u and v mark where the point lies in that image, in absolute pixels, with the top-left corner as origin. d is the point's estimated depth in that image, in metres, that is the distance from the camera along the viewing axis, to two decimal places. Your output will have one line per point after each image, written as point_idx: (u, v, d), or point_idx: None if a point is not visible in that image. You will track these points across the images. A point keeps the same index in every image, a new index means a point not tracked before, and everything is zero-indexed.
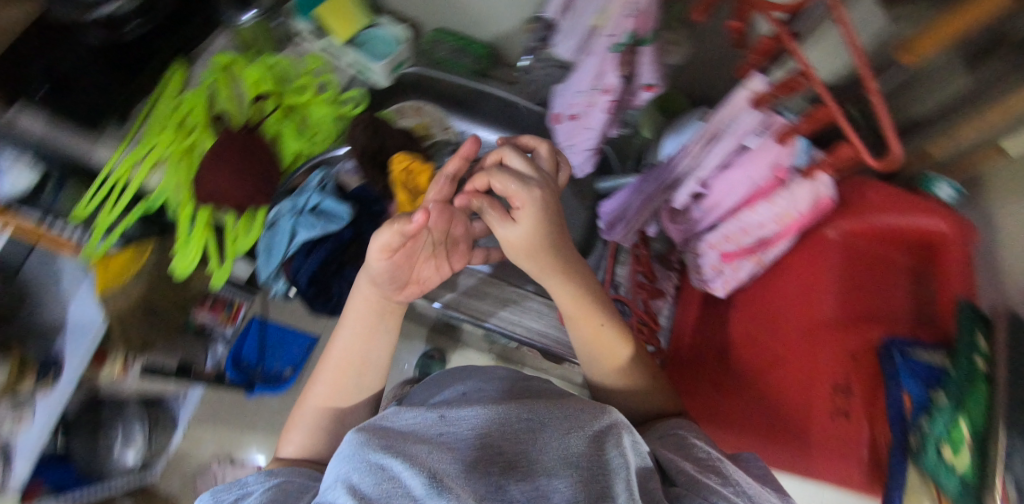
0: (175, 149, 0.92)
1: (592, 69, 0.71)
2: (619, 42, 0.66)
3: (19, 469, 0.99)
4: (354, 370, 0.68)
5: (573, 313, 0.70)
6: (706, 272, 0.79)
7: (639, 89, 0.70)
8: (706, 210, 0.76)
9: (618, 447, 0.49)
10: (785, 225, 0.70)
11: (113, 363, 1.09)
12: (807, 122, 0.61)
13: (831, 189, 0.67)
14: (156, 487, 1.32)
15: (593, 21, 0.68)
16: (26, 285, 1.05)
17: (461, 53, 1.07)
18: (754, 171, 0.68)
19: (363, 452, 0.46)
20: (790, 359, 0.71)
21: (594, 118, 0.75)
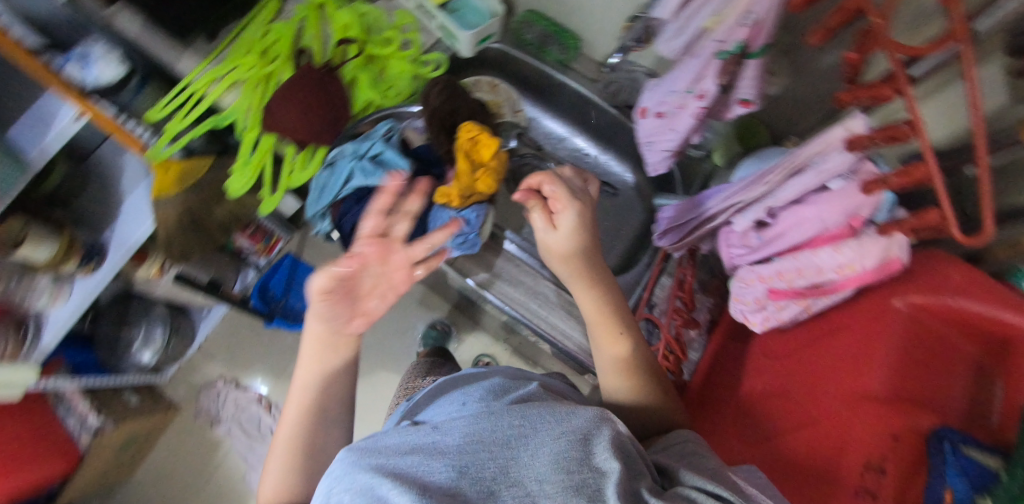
0: (255, 75, 0.93)
1: (692, 71, 0.68)
2: (726, 51, 0.63)
3: (46, 340, 1.04)
4: (310, 408, 0.65)
5: (595, 320, 0.72)
6: (747, 305, 0.75)
7: (735, 103, 0.69)
8: (766, 241, 0.74)
9: (605, 446, 0.49)
10: (846, 278, 0.67)
11: (151, 264, 1.15)
12: (898, 176, 0.59)
13: (904, 252, 0.65)
14: (163, 390, 1.37)
15: (705, 23, 0.65)
16: (91, 170, 1.11)
17: (548, 39, 1.02)
18: (828, 214, 0.67)
19: (355, 473, 0.49)
20: (824, 423, 0.65)
21: (682, 122, 0.73)
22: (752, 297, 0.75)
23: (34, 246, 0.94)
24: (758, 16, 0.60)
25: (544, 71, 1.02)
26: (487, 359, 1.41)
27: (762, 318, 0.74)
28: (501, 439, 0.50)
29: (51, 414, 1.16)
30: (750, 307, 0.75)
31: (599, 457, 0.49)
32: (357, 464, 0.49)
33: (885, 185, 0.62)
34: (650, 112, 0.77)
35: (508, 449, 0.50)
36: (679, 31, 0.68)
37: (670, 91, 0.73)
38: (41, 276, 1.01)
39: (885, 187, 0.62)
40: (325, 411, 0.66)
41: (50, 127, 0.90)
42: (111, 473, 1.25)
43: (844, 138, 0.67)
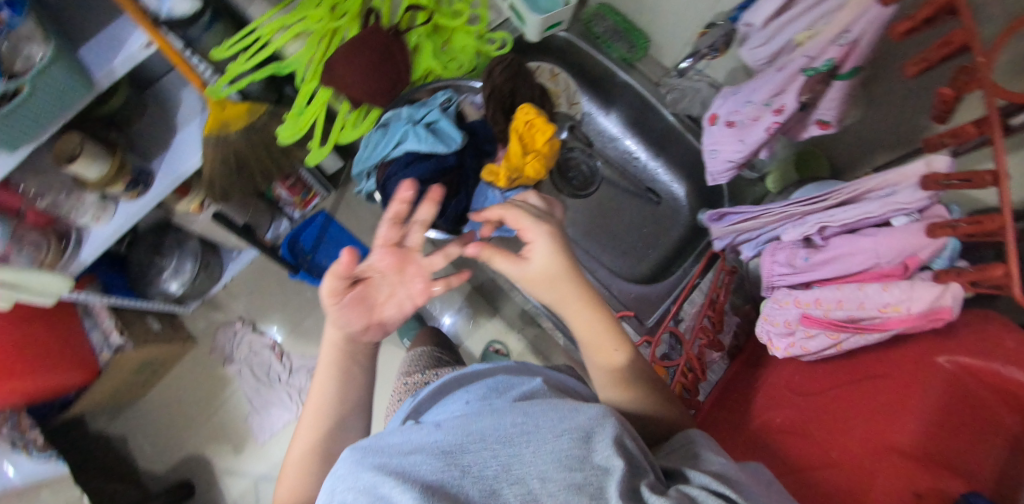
0: (322, 27, 0.93)
1: (774, 84, 0.67)
2: (814, 68, 0.62)
3: (84, 254, 1.07)
4: (326, 411, 0.63)
5: (587, 340, 0.64)
6: (775, 327, 0.73)
7: (813, 123, 0.71)
8: (812, 265, 0.71)
9: (607, 442, 0.48)
10: (887, 318, 0.65)
11: (191, 200, 1.18)
12: (969, 224, 0.57)
13: (956, 304, 0.62)
14: (183, 322, 1.40)
15: (796, 36, 0.64)
16: (152, 98, 1.14)
17: (616, 35, 1.00)
18: (883, 249, 0.66)
19: (358, 472, 0.48)
20: (843, 470, 0.64)
21: (754, 134, 0.72)
22: (783, 320, 0.72)
23: (87, 163, 0.97)
24: (854, 35, 0.59)
25: (608, 67, 0.99)
26: (499, 346, 1.40)
27: (788, 344, 0.73)
28: (501, 438, 0.49)
29: (78, 326, 1.19)
30: (780, 328, 0.73)
31: (601, 455, 0.47)
32: (362, 463, 0.49)
33: (951, 231, 0.60)
34: (721, 119, 0.76)
35: (509, 448, 0.48)
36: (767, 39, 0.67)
37: (746, 102, 0.71)
38: (88, 192, 1.04)
39: (953, 233, 0.60)
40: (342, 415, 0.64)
41: (117, 51, 0.92)
42: (124, 392, 1.29)
43: (921, 174, 0.65)
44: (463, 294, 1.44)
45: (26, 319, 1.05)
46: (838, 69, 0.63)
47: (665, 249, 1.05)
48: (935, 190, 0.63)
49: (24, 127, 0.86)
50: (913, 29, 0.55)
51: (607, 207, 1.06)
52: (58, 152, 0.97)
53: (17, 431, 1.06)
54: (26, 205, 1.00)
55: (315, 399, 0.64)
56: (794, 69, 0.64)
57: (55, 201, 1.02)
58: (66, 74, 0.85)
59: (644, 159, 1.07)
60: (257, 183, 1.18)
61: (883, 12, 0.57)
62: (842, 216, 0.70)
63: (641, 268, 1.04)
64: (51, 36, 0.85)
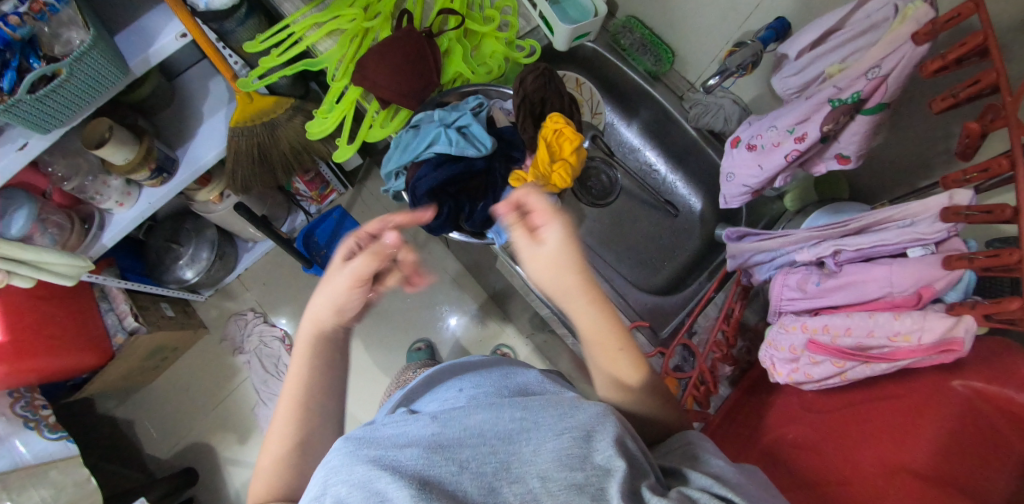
0: (354, 26, 0.95)
1: (801, 112, 0.70)
2: (841, 99, 0.65)
3: (106, 238, 1.08)
4: (311, 396, 0.60)
5: (590, 337, 0.62)
6: (782, 351, 0.76)
7: (831, 157, 0.72)
8: (823, 290, 0.73)
9: (609, 442, 0.49)
10: (897, 347, 0.66)
11: (212, 190, 1.19)
12: (987, 258, 0.58)
13: (969, 338, 0.62)
14: (195, 309, 1.41)
15: (829, 67, 0.68)
16: (182, 87, 1.16)
17: (643, 49, 1.01)
18: (898, 279, 0.67)
19: (355, 462, 0.47)
20: (854, 487, 0.65)
21: (773, 159, 0.74)
22: (789, 345, 0.74)
23: (113, 151, 0.98)
24: (885, 70, 0.61)
25: (633, 79, 1.02)
26: (507, 350, 1.41)
27: (792, 369, 0.75)
28: (502, 436, 0.50)
29: (93, 309, 1.19)
30: (785, 354, 0.75)
31: (602, 455, 0.48)
32: (358, 454, 0.48)
33: (967, 263, 0.60)
34: (745, 144, 0.79)
35: (508, 446, 0.49)
36: (802, 68, 0.71)
37: (770, 127, 0.74)
38: (113, 177, 1.04)
39: (968, 266, 0.60)
40: (327, 399, 0.61)
41: (153, 41, 0.94)
42: (133, 376, 1.30)
43: (942, 206, 0.64)
44: (474, 297, 1.45)
45: (45, 299, 1.06)
46: (864, 103, 0.65)
47: (680, 264, 1.07)
48: (953, 222, 0.62)
49: (59, 110, 0.87)
50: (943, 68, 0.57)
51: (624, 218, 1.08)
52: (88, 137, 0.99)
53: (30, 409, 1.07)
54: (53, 186, 1.04)
55: (295, 384, 0.60)
56: (822, 98, 0.67)
57: (81, 185, 1.02)
58: (103, 59, 0.86)
59: (664, 173, 1.10)
60: (277, 176, 1.19)
61: (915, 50, 0.59)
62: (857, 244, 0.71)
63: (657, 279, 1.05)
64: (92, 22, 0.86)
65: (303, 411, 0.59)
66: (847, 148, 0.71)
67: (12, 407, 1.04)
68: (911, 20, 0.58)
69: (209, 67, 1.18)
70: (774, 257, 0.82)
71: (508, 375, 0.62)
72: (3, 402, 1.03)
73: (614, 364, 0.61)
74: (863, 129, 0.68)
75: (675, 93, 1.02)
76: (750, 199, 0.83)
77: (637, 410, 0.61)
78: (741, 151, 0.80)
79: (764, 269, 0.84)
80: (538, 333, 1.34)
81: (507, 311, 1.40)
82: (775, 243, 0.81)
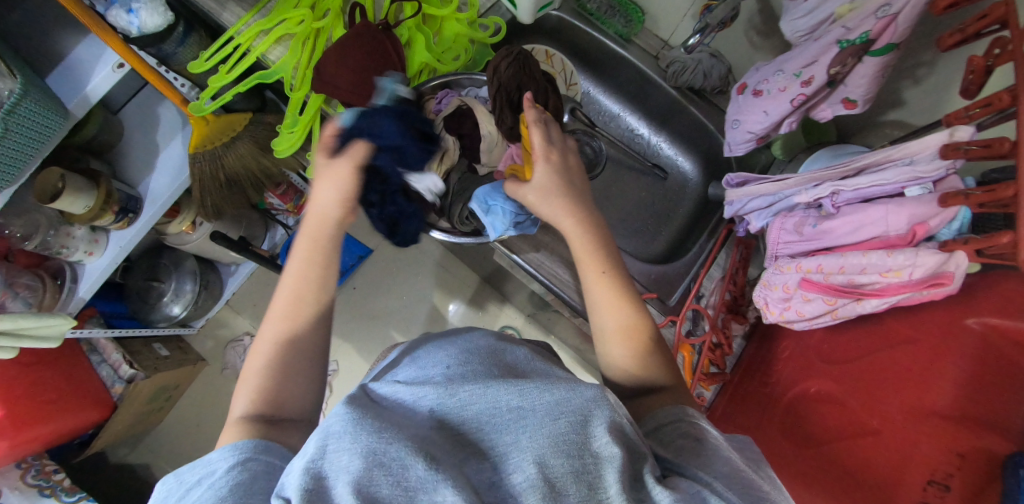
0: (302, 29, 0.87)
1: (809, 55, 0.70)
2: (850, 39, 0.65)
3: (83, 291, 1.02)
4: (301, 300, 0.61)
5: (580, 254, 0.67)
6: (775, 290, 0.76)
7: (837, 102, 0.73)
8: (819, 232, 0.72)
9: (604, 428, 0.46)
10: (889, 283, 0.66)
11: (182, 219, 1.13)
12: (984, 193, 0.58)
13: (959, 271, 0.63)
14: (190, 343, 1.37)
15: (836, 9, 0.67)
16: (129, 120, 1.09)
17: (612, 10, 0.97)
18: (892, 217, 0.66)
19: (354, 435, 0.43)
20: (885, 434, 0.68)
21: (779, 105, 0.75)
22: (783, 284, 0.75)
23: (72, 200, 0.92)
24: (895, 9, 0.61)
25: (604, 44, 0.99)
26: (512, 331, 1.39)
27: (785, 308, 0.76)
28: (500, 423, 0.46)
29: (84, 364, 1.15)
30: (778, 293, 0.76)
31: (598, 441, 0.45)
32: (362, 424, 0.43)
33: (963, 200, 0.60)
34: (750, 89, 0.79)
35: (505, 435, 0.45)
36: (810, 11, 0.70)
37: (777, 72, 0.75)
38: (76, 226, 0.98)
39: (965, 202, 0.60)
40: (323, 314, 0.62)
41: (88, 79, 0.87)
42: (140, 422, 1.27)
43: (942, 144, 0.63)
44: (472, 284, 1.43)
45: (33, 365, 1.01)
46: (871, 45, 0.65)
47: (676, 227, 1.05)
48: (953, 159, 0.62)
49: (3, 169, 0.81)
50: (953, 5, 0.59)
51: (612, 187, 1.06)
52: (40, 191, 0.92)
53: (43, 477, 1.04)
54: (14, 248, 0.99)
55: (292, 282, 0.61)
56: (830, 39, 0.67)
57: (44, 241, 0.97)
58: (40, 107, 0.79)
59: (647, 136, 1.07)
60: (248, 195, 1.15)
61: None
62: (855, 184, 0.70)
63: (656, 246, 1.04)
64: (18, 68, 0.79)
65: (296, 315, 0.60)
66: (855, 92, 0.71)
67: (23, 479, 1.01)
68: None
69: (154, 93, 1.10)
70: (773, 202, 0.79)
71: (494, 354, 0.58)
72: (13, 475, 1.00)
73: (619, 324, 0.63)
74: (871, 71, 0.68)
75: (649, 52, 0.99)
76: (756, 145, 0.84)
77: (631, 364, 0.62)
78: (748, 97, 0.80)
79: (760, 216, 0.81)
80: (542, 312, 1.32)
81: (505, 293, 1.38)
82: (774, 187, 0.78)
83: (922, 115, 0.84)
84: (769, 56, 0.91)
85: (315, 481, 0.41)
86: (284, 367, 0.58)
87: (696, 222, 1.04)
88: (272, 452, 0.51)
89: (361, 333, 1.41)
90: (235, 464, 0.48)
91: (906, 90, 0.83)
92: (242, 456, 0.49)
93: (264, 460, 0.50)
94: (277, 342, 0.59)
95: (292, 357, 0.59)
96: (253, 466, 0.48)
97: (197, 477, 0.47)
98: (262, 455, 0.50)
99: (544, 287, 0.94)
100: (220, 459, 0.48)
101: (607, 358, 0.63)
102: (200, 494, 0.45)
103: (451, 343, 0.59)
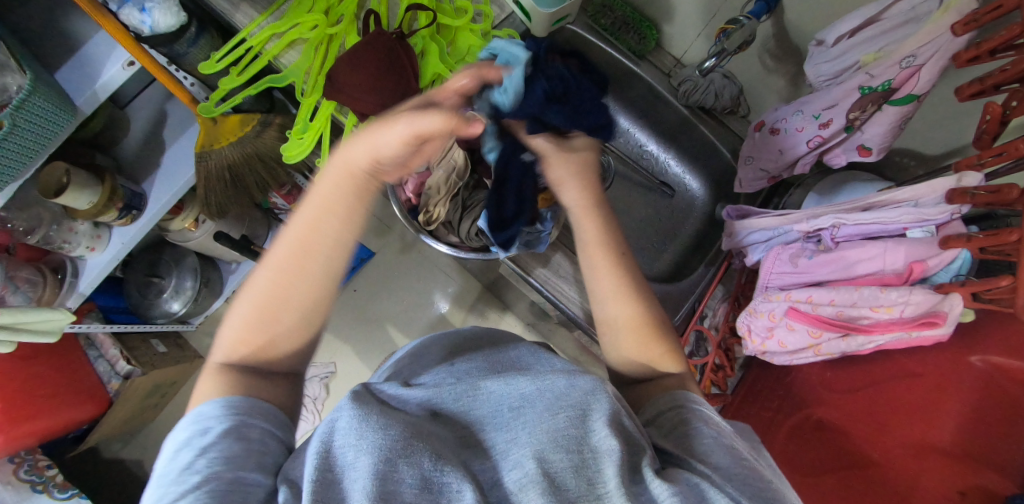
0: (316, 34, 0.87)
1: (828, 99, 0.76)
2: (873, 86, 0.71)
3: (84, 285, 1.02)
4: (306, 251, 0.52)
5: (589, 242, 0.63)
6: (760, 318, 0.76)
7: (854, 149, 0.79)
8: (813, 265, 0.74)
9: (603, 422, 0.45)
10: (877, 318, 0.68)
11: (185, 216, 1.12)
12: (987, 236, 0.60)
13: (951, 313, 0.65)
14: (187, 341, 1.36)
15: (863, 57, 0.72)
16: (135, 118, 1.08)
17: (626, 27, 0.97)
18: (890, 256, 0.69)
19: (357, 428, 0.42)
20: (888, 468, 0.70)
21: (796, 141, 0.82)
22: (768, 312, 0.75)
23: (76, 196, 0.91)
24: (920, 60, 0.66)
25: (617, 61, 0.99)
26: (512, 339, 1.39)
27: (766, 337, 0.76)
28: (501, 423, 0.47)
29: (82, 359, 1.14)
30: (763, 321, 0.75)
31: (596, 435, 0.45)
32: (368, 417, 0.43)
33: (964, 242, 0.63)
34: (769, 127, 0.85)
35: (505, 433, 0.46)
36: (838, 56, 0.75)
37: (796, 112, 0.81)
38: (79, 221, 0.97)
39: (966, 245, 0.63)
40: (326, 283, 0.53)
41: (98, 75, 0.87)
42: (134, 417, 1.26)
43: (950, 187, 0.67)
44: (472, 290, 1.42)
45: (30, 359, 1.00)
46: (894, 93, 0.70)
47: (681, 245, 1.05)
48: (959, 203, 0.65)
49: (9, 164, 0.80)
50: (976, 56, 0.61)
51: (618, 202, 1.06)
52: (44, 185, 0.91)
53: (36, 473, 1.03)
54: (15, 241, 0.98)
55: (307, 224, 0.52)
56: (854, 85, 0.72)
57: (46, 236, 0.96)
58: (50, 105, 0.79)
59: (654, 151, 1.07)
60: (253, 195, 1.11)
61: (953, 41, 0.63)
62: (856, 219, 0.71)
63: (661, 263, 1.04)
64: (29, 64, 0.78)
65: (297, 270, 0.52)
66: (871, 140, 0.76)
67: (16, 473, 1.00)
68: (953, 10, 0.62)
69: (161, 90, 1.10)
70: (770, 236, 0.80)
71: (498, 352, 0.59)
72: (7, 470, 0.99)
73: (636, 342, 0.60)
74: (890, 119, 0.73)
75: (661, 71, 1.00)
76: (768, 182, 0.92)
77: (642, 354, 0.60)
78: (765, 134, 0.86)
79: (758, 249, 0.81)
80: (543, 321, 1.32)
81: (506, 300, 1.37)
82: (775, 222, 0.79)
83: (933, 147, 0.85)
84: (782, 79, 0.92)
85: (323, 473, 0.41)
86: (266, 320, 0.52)
87: (702, 241, 1.04)
88: (263, 415, 0.49)
89: (361, 336, 1.40)
90: (232, 428, 0.46)
91: (919, 121, 0.84)
92: (231, 416, 0.47)
93: (261, 427, 0.48)
94: (269, 289, 0.51)
95: (276, 333, 0.52)
96: (251, 433, 0.47)
97: (189, 436, 0.45)
98: (259, 420, 0.48)
99: (545, 298, 0.94)
100: (214, 419, 0.47)
101: (610, 345, 0.62)
102: (192, 459, 0.43)
103: (459, 343, 0.61)
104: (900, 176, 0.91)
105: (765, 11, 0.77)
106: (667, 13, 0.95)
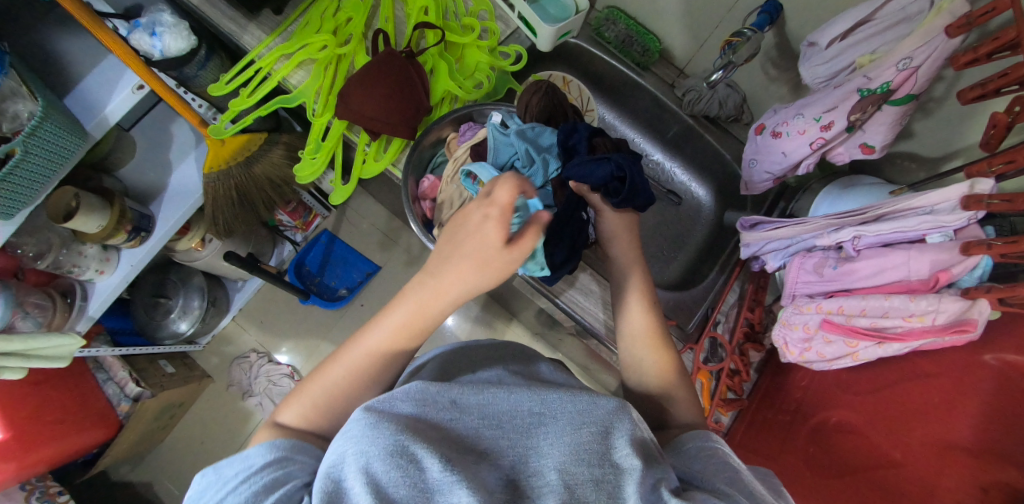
0: (325, 54, 0.87)
1: (828, 102, 0.77)
2: (871, 89, 0.72)
3: (93, 309, 1.01)
4: (407, 335, 0.57)
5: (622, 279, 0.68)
6: (795, 330, 0.79)
7: (856, 147, 0.81)
8: (838, 274, 0.76)
9: (626, 440, 0.46)
10: (910, 328, 0.70)
11: (192, 237, 1.12)
12: (1005, 244, 0.62)
13: (981, 321, 0.67)
14: (194, 361, 1.35)
15: (859, 58, 0.74)
16: (144, 140, 1.09)
17: (628, 40, 0.99)
18: (915, 265, 0.70)
19: (375, 436, 0.43)
20: (907, 467, 0.71)
21: (797, 143, 0.83)
22: (803, 324, 0.78)
23: (86, 219, 0.90)
24: (916, 62, 0.68)
25: (622, 72, 1.01)
26: None
27: (805, 348, 0.79)
28: (518, 427, 0.47)
29: (90, 382, 1.14)
30: (798, 332, 0.79)
31: (619, 452, 0.45)
32: (380, 425, 0.43)
33: (986, 250, 0.64)
34: (769, 131, 0.86)
35: (525, 440, 0.46)
36: (828, 58, 0.78)
37: (797, 116, 0.82)
38: (88, 244, 0.97)
39: (987, 252, 0.64)
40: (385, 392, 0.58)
41: (107, 100, 0.87)
42: (143, 440, 1.25)
43: (963, 194, 0.68)
44: (479, 301, 1.43)
45: (41, 384, 1.00)
46: (893, 94, 0.73)
47: (691, 252, 1.07)
48: (974, 209, 0.66)
49: (20, 192, 0.79)
50: (973, 59, 0.63)
51: None
52: (52, 209, 0.90)
53: (47, 499, 1.02)
54: (24, 266, 0.98)
55: (383, 343, 0.57)
56: (851, 87, 0.74)
57: (56, 260, 0.95)
58: (60, 130, 0.79)
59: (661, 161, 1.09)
60: (260, 214, 1.10)
61: (948, 42, 0.66)
62: (877, 229, 0.74)
63: (670, 270, 1.05)
64: (40, 90, 0.79)
65: (370, 379, 0.56)
66: (873, 138, 0.79)
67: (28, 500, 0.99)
68: (945, 13, 0.65)
69: (166, 111, 1.11)
70: (788, 244, 0.83)
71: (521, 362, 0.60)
72: (18, 498, 0.98)
73: (653, 355, 0.64)
74: (890, 119, 0.76)
75: (663, 82, 1.02)
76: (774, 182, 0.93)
77: (662, 371, 0.63)
78: (766, 137, 0.87)
79: (777, 256, 0.85)
80: (550, 331, 1.33)
81: (513, 311, 1.38)
82: (793, 231, 0.82)
83: (935, 150, 0.87)
84: (784, 87, 0.94)
85: (331, 485, 0.42)
86: (339, 402, 0.55)
87: (710, 247, 1.05)
88: (305, 452, 0.50)
89: None
90: (274, 462, 0.47)
91: (922, 126, 0.86)
92: (277, 449, 0.48)
93: (301, 461, 0.49)
94: (343, 386, 0.56)
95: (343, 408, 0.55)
96: (292, 467, 0.48)
97: (233, 468, 0.47)
98: (300, 455, 0.49)
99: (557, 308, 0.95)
100: (259, 455, 0.48)
101: (630, 365, 0.65)
102: (233, 486, 0.45)
103: (476, 354, 0.61)
104: (902, 178, 0.93)
105: (768, 22, 0.78)
106: (668, 24, 0.97)
